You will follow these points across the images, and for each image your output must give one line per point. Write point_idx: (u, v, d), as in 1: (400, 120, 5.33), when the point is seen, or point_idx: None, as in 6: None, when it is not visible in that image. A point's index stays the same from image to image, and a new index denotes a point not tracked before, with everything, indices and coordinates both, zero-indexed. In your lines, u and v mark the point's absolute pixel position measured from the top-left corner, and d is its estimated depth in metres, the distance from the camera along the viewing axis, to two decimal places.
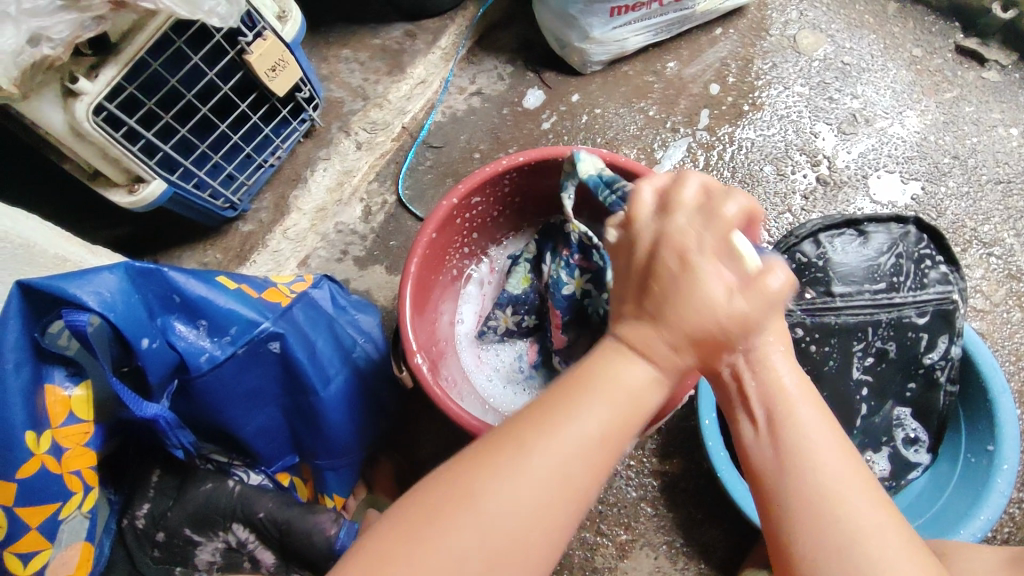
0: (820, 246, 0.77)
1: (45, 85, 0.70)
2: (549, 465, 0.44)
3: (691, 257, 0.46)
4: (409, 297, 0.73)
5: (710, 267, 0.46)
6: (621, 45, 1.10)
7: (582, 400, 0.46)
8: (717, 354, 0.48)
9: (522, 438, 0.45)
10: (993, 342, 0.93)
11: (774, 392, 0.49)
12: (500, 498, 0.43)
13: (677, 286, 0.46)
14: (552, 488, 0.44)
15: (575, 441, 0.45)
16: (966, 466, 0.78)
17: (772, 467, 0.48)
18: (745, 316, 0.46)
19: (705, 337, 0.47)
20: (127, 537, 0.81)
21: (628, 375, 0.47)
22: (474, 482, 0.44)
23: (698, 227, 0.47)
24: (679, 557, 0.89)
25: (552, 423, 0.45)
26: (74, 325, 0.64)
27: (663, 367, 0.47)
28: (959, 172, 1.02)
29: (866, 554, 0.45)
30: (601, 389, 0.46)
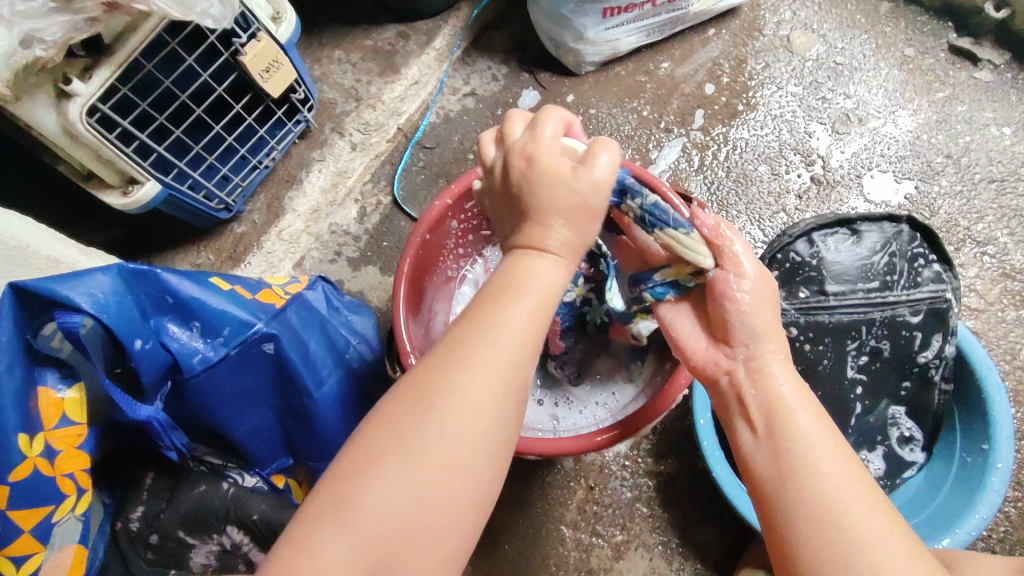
0: (813, 245, 0.77)
1: (39, 87, 0.70)
2: (485, 372, 0.49)
3: (532, 153, 0.54)
4: (403, 298, 0.73)
5: (551, 156, 0.54)
6: (613, 46, 1.10)
7: (502, 298, 0.51)
8: (593, 224, 0.53)
9: (451, 349, 0.50)
10: (987, 340, 0.93)
11: (772, 401, 0.57)
12: (446, 406, 0.48)
13: (521, 168, 0.54)
14: (486, 392, 0.48)
15: (503, 343, 0.49)
16: (962, 465, 0.78)
17: (776, 474, 0.54)
18: (595, 179, 0.52)
19: (572, 206, 0.52)
20: (121, 539, 0.80)
21: (537, 269, 0.52)
22: (419, 395, 0.48)
23: (537, 137, 0.55)
24: (675, 557, 0.89)
25: (478, 330, 0.50)
26: (66, 327, 0.64)
27: (559, 250, 0.52)
28: (952, 171, 1.02)
29: (869, 561, 0.48)
30: (515, 292, 0.51)
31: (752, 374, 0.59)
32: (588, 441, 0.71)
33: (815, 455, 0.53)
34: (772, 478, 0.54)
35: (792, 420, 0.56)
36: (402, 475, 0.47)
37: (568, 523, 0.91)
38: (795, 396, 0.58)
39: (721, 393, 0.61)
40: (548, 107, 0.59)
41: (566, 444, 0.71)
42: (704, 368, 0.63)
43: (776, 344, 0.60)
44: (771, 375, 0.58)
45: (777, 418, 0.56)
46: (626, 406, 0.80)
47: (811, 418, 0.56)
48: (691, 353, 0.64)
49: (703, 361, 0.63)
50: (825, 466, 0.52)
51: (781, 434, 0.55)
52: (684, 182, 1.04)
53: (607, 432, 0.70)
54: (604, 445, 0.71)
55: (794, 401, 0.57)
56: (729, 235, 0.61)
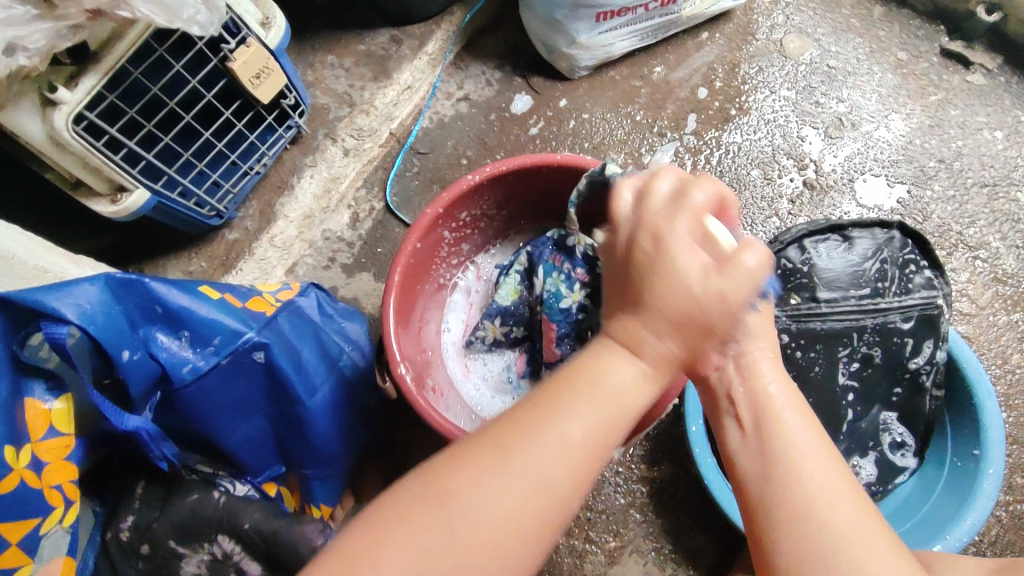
0: (805, 251, 0.77)
1: (23, 94, 0.69)
2: (544, 478, 0.46)
3: (667, 239, 0.49)
4: (394, 307, 0.73)
5: (685, 250, 0.49)
6: (607, 51, 1.10)
7: (575, 402, 0.48)
8: (705, 341, 0.50)
9: (504, 440, 0.47)
10: (979, 345, 0.93)
11: (762, 399, 0.55)
12: (486, 492, 0.45)
13: (642, 247, 0.50)
14: (531, 499, 0.46)
15: (564, 450, 0.47)
16: (954, 470, 0.78)
17: (761, 473, 0.53)
18: (723, 291, 0.48)
19: (691, 319, 0.49)
20: (111, 549, 0.80)
21: (618, 373, 0.49)
22: (469, 472, 0.46)
23: (676, 217, 0.50)
24: (668, 562, 0.89)
25: (545, 425, 0.47)
26: (52, 338, 0.63)
27: (651, 362, 0.50)
28: (945, 175, 1.02)
29: (854, 561, 0.48)
30: (586, 397, 0.48)
31: (744, 373, 0.56)
32: None
33: (800, 455, 0.52)
34: (758, 476, 0.53)
35: (777, 416, 0.55)
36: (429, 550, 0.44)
37: (561, 530, 0.90)
38: (783, 394, 0.56)
39: (708, 385, 0.58)
40: (706, 176, 0.53)
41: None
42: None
43: (765, 343, 0.57)
44: (761, 373, 0.56)
45: (763, 414, 0.55)
46: None
47: (797, 416, 0.55)
48: None
49: (686, 351, 0.57)
50: (812, 465, 0.52)
51: (767, 431, 0.54)
52: None
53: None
54: None
55: (782, 399, 0.55)
56: None
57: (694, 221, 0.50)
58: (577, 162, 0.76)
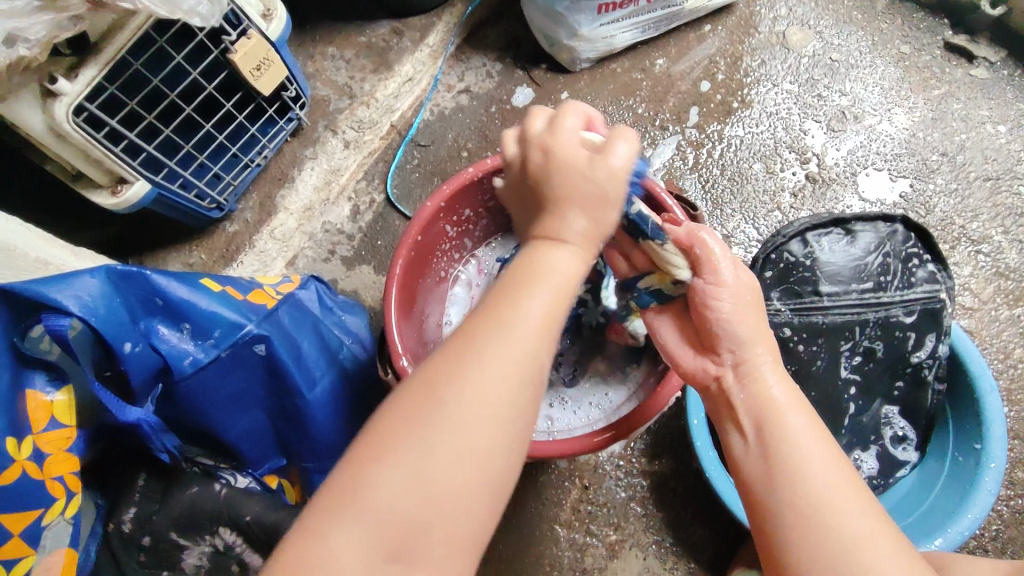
0: (807, 245, 0.76)
1: (24, 86, 0.68)
2: (514, 358, 0.47)
3: (551, 149, 0.53)
4: (395, 298, 0.73)
5: (569, 150, 0.53)
6: (609, 43, 1.09)
7: (521, 292, 0.49)
8: (609, 213, 0.52)
9: (473, 332, 0.48)
10: (981, 339, 0.93)
11: (762, 402, 0.57)
12: (462, 399, 0.46)
13: (526, 158, 0.55)
14: (508, 380, 0.47)
15: (527, 332, 0.48)
16: (954, 464, 0.78)
17: (764, 474, 0.54)
18: (613, 169, 0.51)
19: (589, 196, 0.51)
20: (112, 541, 0.80)
21: (558, 258, 0.51)
22: (438, 379, 0.47)
23: (556, 131, 0.54)
24: (669, 556, 0.89)
25: (504, 318, 0.48)
26: (54, 330, 0.63)
27: (576, 240, 0.51)
28: (947, 169, 1.02)
29: (862, 559, 0.48)
30: (535, 281, 0.50)
31: (741, 378, 0.59)
32: (587, 442, 0.70)
33: (803, 452, 0.53)
34: (762, 476, 0.54)
35: (781, 417, 0.56)
36: (415, 468, 0.45)
37: (562, 523, 0.90)
38: (787, 398, 0.58)
39: (711, 397, 0.62)
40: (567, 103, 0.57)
41: (559, 446, 0.70)
42: (693, 376, 0.63)
43: (764, 349, 0.60)
44: (761, 377, 0.59)
45: (766, 414, 0.57)
46: (619, 407, 0.79)
47: (802, 419, 0.56)
48: (678, 360, 0.65)
49: (692, 370, 0.63)
50: (815, 462, 0.52)
51: (768, 431, 0.55)
52: (679, 181, 1.04)
53: (607, 430, 0.70)
54: (602, 445, 0.70)
55: (785, 401, 0.57)
56: (708, 241, 0.61)
57: (555, 127, 0.54)
58: None
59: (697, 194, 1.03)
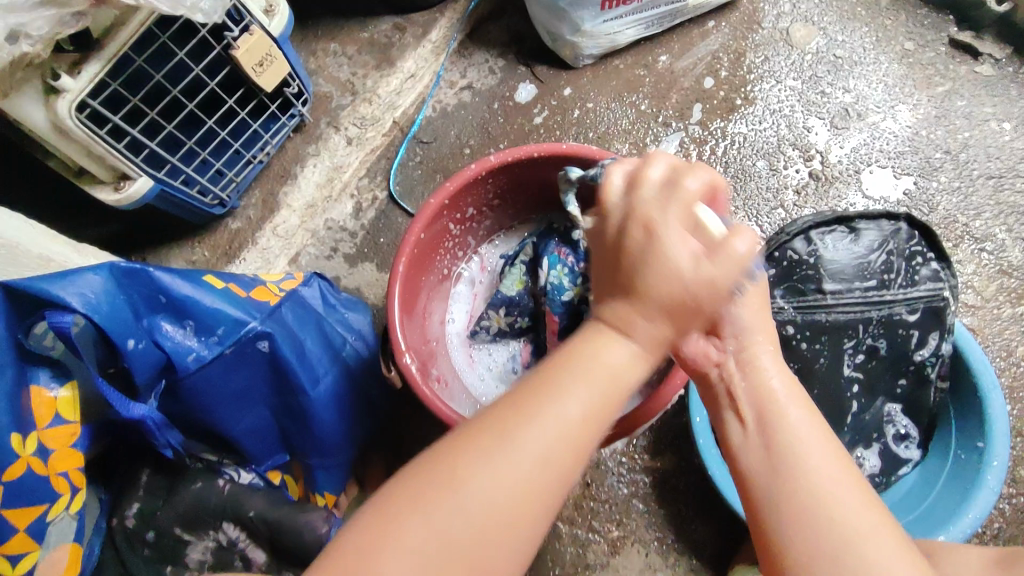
0: (811, 243, 0.76)
1: (27, 82, 0.68)
2: (543, 453, 0.47)
3: (656, 227, 0.49)
4: (398, 295, 0.72)
5: (674, 232, 0.49)
6: (612, 39, 1.09)
7: (565, 389, 0.48)
8: (693, 318, 0.49)
9: (506, 422, 0.47)
10: (983, 337, 0.93)
11: (764, 393, 0.57)
12: (492, 483, 0.46)
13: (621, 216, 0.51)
14: (535, 474, 0.47)
15: (562, 429, 0.47)
16: (956, 463, 0.78)
17: (766, 470, 0.54)
18: (716, 277, 0.47)
19: (677, 300, 0.48)
20: (117, 536, 0.80)
21: (614, 353, 0.49)
22: (459, 466, 0.46)
23: (666, 201, 0.50)
24: (671, 553, 0.89)
25: (541, 411, 0.47)
26: (58, 326, 0.63)
27: (642, 340, 0.49)
28: (951, 167, 1.01)
29: (862, 556, 0.48)
30: (581, 374, 0.48)
31: (742, 365, 0.58)
32: None
33: (805, 448, 0.53)
34: (762, 472, 0.54)
35: (782, 410, 0.55)
36: (428, 548, 0.45)
37: (564, 519, 0.91)
38: (786, 388, 0.57)
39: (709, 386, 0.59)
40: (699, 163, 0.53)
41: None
42: (694, 362, 0.59)
43: (762, 337, 0.59)
44: (761, 366, 0.58)
45: (767, 405, 0.56)
46: (621, 406, 0.80)
47: (802, 413, 0.56)
48: (681, 346, 0.59)
49: (693, 355, 0.59)
50: (815, 457, 0.53)
51: (770, 424, 0.55)
52: None
53: (608, 428, 0.70)
54: (602, 443, 0.70)
55: (784, 394, 0.57)
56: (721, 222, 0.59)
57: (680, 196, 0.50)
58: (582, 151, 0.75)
59: None
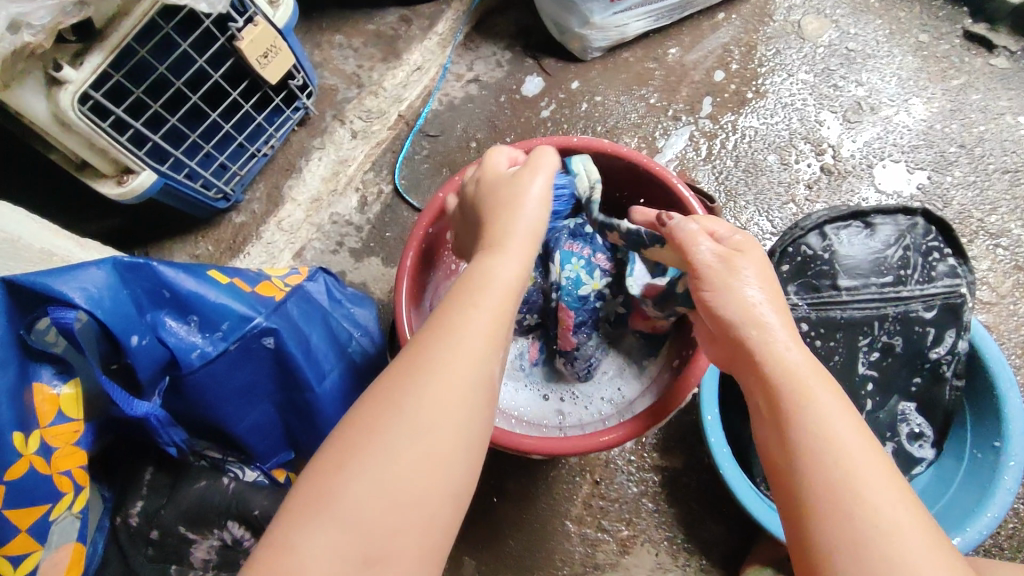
0: (825, 238, 0.75)
1: (28, 73, 0.67)
2: (463, 365, 0.48)
3: (481, 179, 0.63)
4: (405, 291, 0.72)
5: (496, 174, 0.63)
6: (621, 31, 1.07)
7: (463, 304, 0.51)
8: (540, 210, 0.58)
9: (424, 350, 0.48)
10: (999, 334, 0.92)
11: (777, 378, 0.51)
12: (413, 404, 0.46)
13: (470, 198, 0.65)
14: (460, 391, 0.47)
15: (473, 339, 0.49)
16: (972, 461, 0.78)
17: (785, 458, 0.48)
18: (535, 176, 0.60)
19: (514, 201, 0.58)
20: (120, 534, 0.79)
21: (499, 268, 0.53)
22: (391, 394, 0.47)
23: (487, 169, 0.65)
24: (681, 552, 0.88)
25: (452, 328, 0.49)
26: (60, 322, 0.62)
27: (512, 247, 0.55)
28: (966, 161, 0.99)
29: (887, 538, 0.42)
30: (476, 289, 0.52)
31: (751, 356, 0.53)
32: (594, 440, 0.68)
33: (815, 423, 0.47)
34: (783, 460, 0.48)
35: (798, 392, 0.49)
36: (376, 473, 0.44)
37: (573, 518, 0.90)
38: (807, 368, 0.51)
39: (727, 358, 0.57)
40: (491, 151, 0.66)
41: (559, 445, 0.68)
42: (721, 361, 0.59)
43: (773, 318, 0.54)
44: (771, 350, 0.52)
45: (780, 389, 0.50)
46: (631, 403, 0.77)
47: (820, 389, 0.49)
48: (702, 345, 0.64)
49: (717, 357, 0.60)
50: (831, 433, 0.46)
51: (782, 408, 0.49)
52: (692, 172, 1.02)
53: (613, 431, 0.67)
54: (609, 446, 0.68)
55: (800, 373, 0.50)
56: (691, 231, 0.60)
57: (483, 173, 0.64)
58: (593, 144, 0.74)
59: (710, 186, 1.02)
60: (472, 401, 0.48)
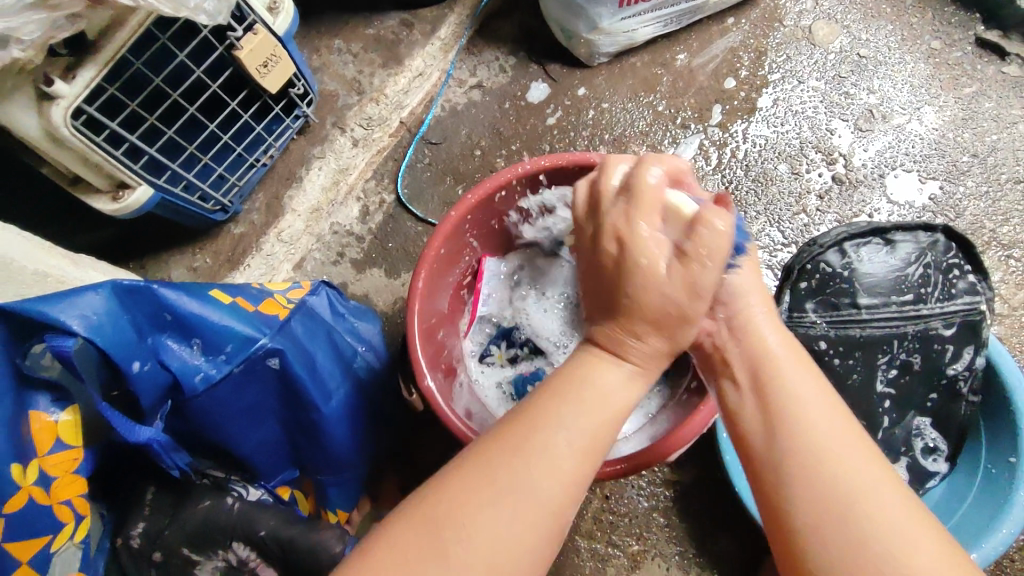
0: (844, 255, 0.73)
1: (18, 89, 0.63)
2: (544, 490, 0.47)
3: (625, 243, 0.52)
4: (419, 314, 0.69)
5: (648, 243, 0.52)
6: (629, 37, 1.05)
7: (518, 463, 0.47)
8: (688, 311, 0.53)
9: (501, 458, 0.47)
10: (1011, 347, 0.90)
11: (756, 354, 0.55)
12: (486, 524, 0.45)
13: (661, 260, 0.52)
14: (537, 495, 0.46)
15: (560, 456, 0.47)
16: (986, 477, 0.79)
17: (765, 438, 0.51)
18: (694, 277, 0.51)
19: (667, 316, 0.52)
20: (121, 557, 0.77)
21: (607, 377, 0.52)
22: (463, 508, 0.45)
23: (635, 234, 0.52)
24: (692, 566, 0.90)
25: (538, 442, 0.48)
26: (57, 350, 0.60)
27: (639, 361, 0.53)
28: (978, 171, 0.98)
29: (838, 481, 0.47)
30: (574, 398, 0.50)
31: (734, 330, 0.57)
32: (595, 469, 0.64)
33: (804, 405, 0.51)
34: (765, 440, 0.51)
35: (778, 368, 0.54)
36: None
37: (583, 533, 0.92)
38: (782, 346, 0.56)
39: (699, 350, 0.61)
40: (652, 154, 0.58)
41: None
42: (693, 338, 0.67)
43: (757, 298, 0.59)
44: (754, 324, 0.57)
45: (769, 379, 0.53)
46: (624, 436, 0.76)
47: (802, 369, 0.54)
48: None
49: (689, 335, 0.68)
50: (817, 418, 0.50)
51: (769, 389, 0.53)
52: (701, 181, 1.01)
53: (621, 461, 0.64)
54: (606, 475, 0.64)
55: (778, 350, 0.55)
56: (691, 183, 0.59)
57: (637, 178, 0.54)
58: None
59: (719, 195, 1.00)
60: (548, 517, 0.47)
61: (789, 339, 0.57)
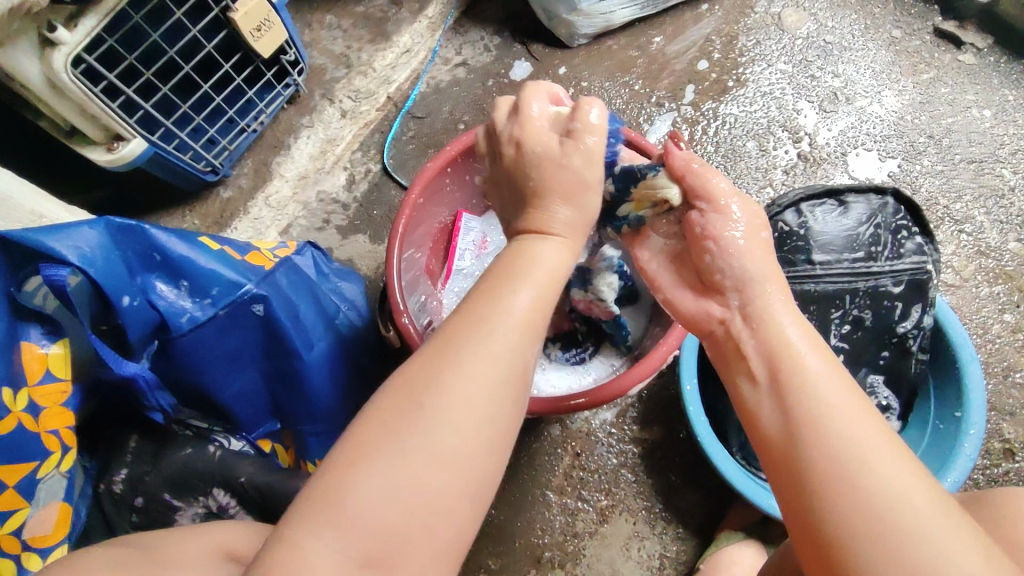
0: (801, 215, 0.79)
1: (22, 33, 0.67)
2: (494, 364, 0.46)
3: (523, 141, 0.57)
4: (398, 254, 0.73)
5: (539, 135, 0.56)
6: (607, 19, 1.10)
7: (470, 335, 0.47)
8: (588, 198, 0.55)
9: (452, 344, 0.47)
10: (962, 315, 0.95)
11: (775, 349, 0.53)
12: (441, 410, 0.44)
13: (549, 142, 0.56)
14: (491, 384, 0.46)
15: (509, 331, 0.48)
16: (934, 431, 0.83)
17: (787, 441, 0.49)
18: (587, 151, 0.54)
19: (564, 181, 0.55)
20: (104, 500, 0.80)
21: (542, 252, 0.53)
22: (416, 387, 0.45)
23: (523, 121, 0.57)
24: (658, 521, 0.94)
25: (487, 324, 0.47)
26: (52, 280, 0.63)
27: (562, 232, 0.54)
28: (934, 151, 1.04)
29: (875, 493, 0.44)
30: (521, 275, 0.50)
31: (750, 320, 0.57)
32: (560, 404, 0.70)
33: (828, 405, 0.49)
34: (787, 447, 0.49)
35: (799, 366, 0.52)
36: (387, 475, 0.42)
37: (554, 489, 0.96)
38: (803, 340, 0.54)
39: (714, 341, 0.59)
40: (530, 83, 0.60)
41: None
42: (696, 321, 0.62)
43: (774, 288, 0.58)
44: (769, 307, 0.56)
45: (789, 373, 0.51)
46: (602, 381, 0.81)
47: (823, 367, 0.51)
48: (680, 306, 0.64)
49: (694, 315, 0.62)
50: (840, 418, 0.48)
51: (788, 386, 0.51)
52: None
53: (579, 396, 0.70)
54: (576, 409, 0.70)
55: (801, 346, 0.53)
56: (701, 171, 0.61)
57: (577, 115, 0.55)
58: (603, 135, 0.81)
59: None
60: (507, 399, 0.46)
61: (807, 325, 0.56)
